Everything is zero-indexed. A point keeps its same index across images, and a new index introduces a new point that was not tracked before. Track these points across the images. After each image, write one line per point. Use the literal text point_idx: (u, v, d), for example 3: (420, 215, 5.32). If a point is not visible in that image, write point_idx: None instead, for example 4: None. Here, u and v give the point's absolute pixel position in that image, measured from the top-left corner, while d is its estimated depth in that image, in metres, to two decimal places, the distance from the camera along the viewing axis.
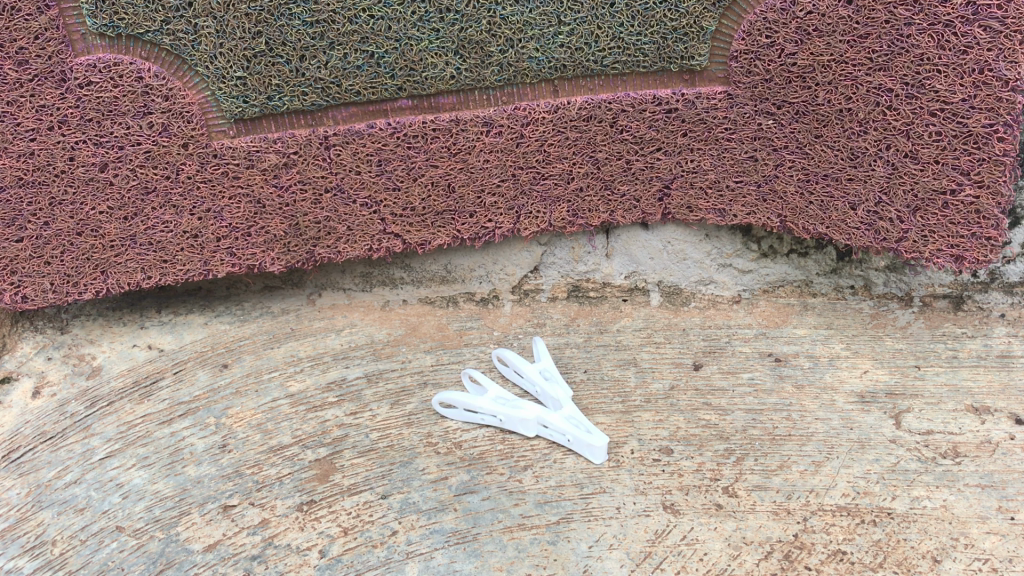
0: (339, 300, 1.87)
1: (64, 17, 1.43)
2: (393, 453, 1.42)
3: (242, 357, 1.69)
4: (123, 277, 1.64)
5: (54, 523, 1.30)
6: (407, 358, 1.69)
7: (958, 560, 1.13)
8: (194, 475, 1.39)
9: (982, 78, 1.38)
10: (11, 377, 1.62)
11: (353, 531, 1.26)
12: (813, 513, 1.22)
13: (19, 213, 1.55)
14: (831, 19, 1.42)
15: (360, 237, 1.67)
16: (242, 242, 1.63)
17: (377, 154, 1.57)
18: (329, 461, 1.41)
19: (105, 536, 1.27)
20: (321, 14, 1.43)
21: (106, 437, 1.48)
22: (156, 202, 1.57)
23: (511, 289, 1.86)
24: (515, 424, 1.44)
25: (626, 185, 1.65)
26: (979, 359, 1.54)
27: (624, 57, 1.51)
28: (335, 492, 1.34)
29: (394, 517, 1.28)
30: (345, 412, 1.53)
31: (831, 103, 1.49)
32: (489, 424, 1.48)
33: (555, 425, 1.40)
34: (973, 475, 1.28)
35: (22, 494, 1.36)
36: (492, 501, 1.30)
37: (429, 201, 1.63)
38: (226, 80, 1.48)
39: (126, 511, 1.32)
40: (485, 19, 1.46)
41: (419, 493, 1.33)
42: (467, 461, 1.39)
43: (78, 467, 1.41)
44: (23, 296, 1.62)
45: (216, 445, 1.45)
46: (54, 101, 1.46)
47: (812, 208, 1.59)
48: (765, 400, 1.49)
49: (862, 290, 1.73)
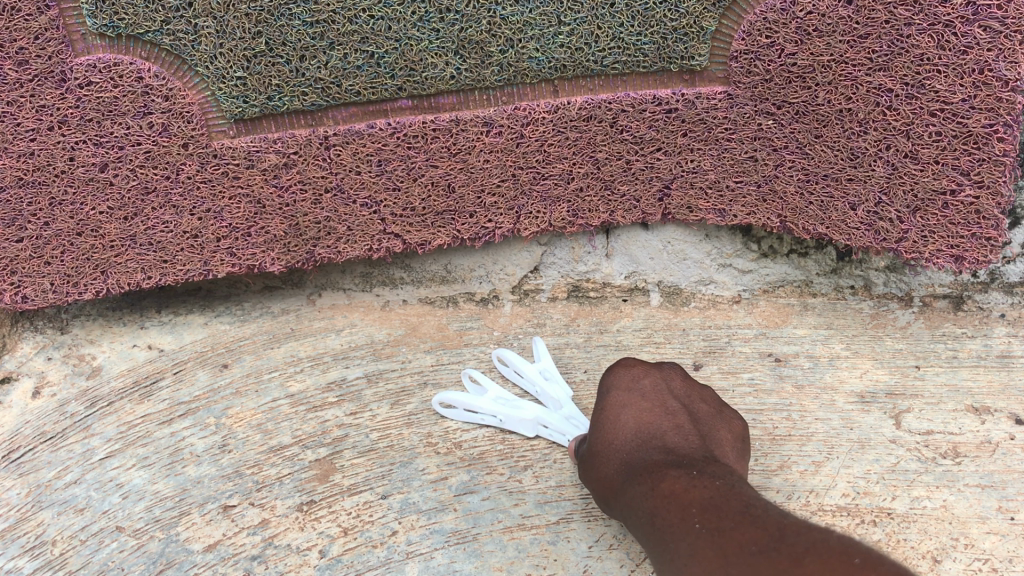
0: (339, 301, 1.80)
1: (64, 17, 1.44)
2: (393, 453, 1.48)
3: (243, 357, 1.67)
4: (123, 277, 1.61)
5: (54, 523, 1.37)
6: (407, 358, 1.68)
7: (958, 560, 1.22)
8: (194, 475, 1.45)
9: (982, 78, 1.39)
10: (11, 377, 1.60)
11: (353, 531, 1.35)
12: (814, 514, 1.32)
13: (20, 213, 1.54)
14: (831, 19, 1.43)
15: (360, 237, 1.64)
16: (242, 242, 1.60)
17: (376, 154, 1.55)
18: (329, 460, 1.47)
19: (105, 536, 1.35)
20: (321, 14, 1.44)
21: (106, 437, 1.51)
22: (156, 202, 1.56)
23: (511, 289, 1.80)
24: (513, 423, 1.47)
25: (626, 185, 1.63)
26: (979, 359, 1.55)
27: (624, 57, 1.51)
28: (335, 492, 1.42)
29: (394, 517, 1.37)
30: (345, 412, 1.56)
31: (831, 103, 1.49)
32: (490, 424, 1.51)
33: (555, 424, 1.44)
34: (973, 475, 1.34)
35: (22, 494, 1.41)
36: (492, 501, 1.39)
37: (429, 201, 1.60)
38: (226, 80, 1.49)
39: (126, 511, 1.39)
40: (485, 19, 1.46)
41: (419, 493, 1.41)
42: (467, 461, 1.46)
43: (79, 467, 1.46)
44: (23, 296, 1.60)
45: (216, 445, 1.50)
46: (55, 101, 1.47)
47: (812, 209, 1.58)
48: (765, 400, 1.53)
49: (862, 290, 1.69)
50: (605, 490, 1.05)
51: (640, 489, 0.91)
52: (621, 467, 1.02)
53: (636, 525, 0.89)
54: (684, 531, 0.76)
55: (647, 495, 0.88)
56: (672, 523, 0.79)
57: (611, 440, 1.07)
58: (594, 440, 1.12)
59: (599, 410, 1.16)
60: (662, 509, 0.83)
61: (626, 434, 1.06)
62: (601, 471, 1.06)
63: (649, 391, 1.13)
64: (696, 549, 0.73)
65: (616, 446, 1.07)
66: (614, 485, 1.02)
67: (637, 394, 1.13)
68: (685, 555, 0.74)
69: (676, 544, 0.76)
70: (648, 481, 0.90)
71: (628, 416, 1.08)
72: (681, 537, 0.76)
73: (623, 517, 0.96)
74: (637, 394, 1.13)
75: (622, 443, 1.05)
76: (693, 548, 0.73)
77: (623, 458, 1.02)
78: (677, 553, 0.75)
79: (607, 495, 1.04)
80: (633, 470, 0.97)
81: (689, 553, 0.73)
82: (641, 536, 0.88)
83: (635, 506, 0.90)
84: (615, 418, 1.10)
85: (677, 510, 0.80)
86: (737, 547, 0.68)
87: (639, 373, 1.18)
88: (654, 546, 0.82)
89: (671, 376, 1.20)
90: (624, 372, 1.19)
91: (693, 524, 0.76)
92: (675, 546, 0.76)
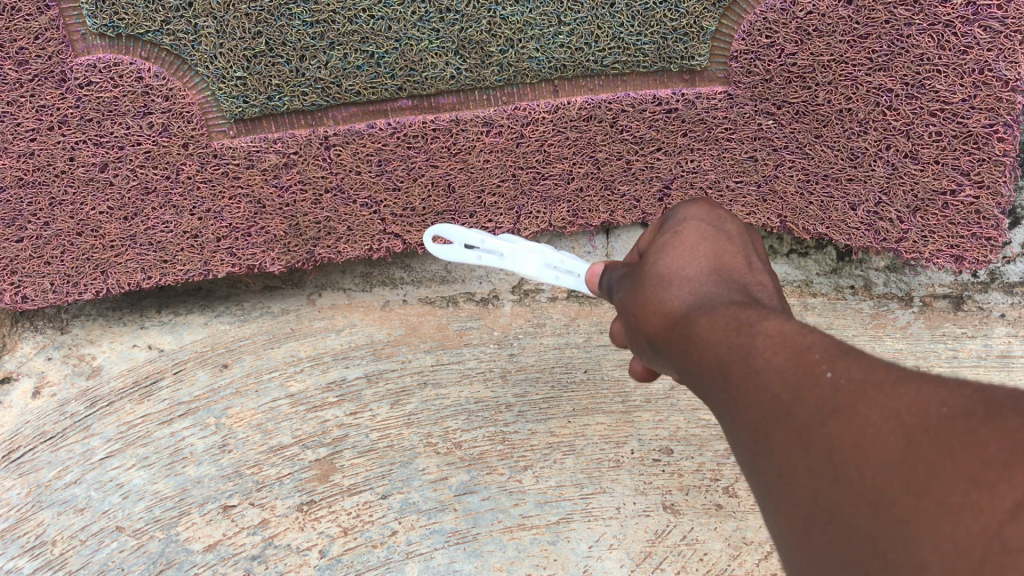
0: (339, 301, 1.72)
1: (64, 17, 1.46)
2: (393, 453, 1.56)
3: (243, 357, 1.64)
4: (123, 277, 1.58)
5: (54, 523, 1.47)
6: (407, 358, 1.65)
7: None
8: (194, 475, 1.53)
9: (982, 78, 1.41)
10: (11, 377, 1.59)
11: (353, 531, 1.49)
12: None
13: (19, 213, 1.53)
14: (831, 19, 1.44)
15: (360, 237, 1.61)
16: (242, 242, 1.58)
17: (376, 154, 1.55)
18: (329, 461, 1.55)
19: (105, 536, 1.47)
20: (321, 14, 1.45)
21: (106, 438, 1.55)
22: (156, 202, 1.54)
23: (511, 289, 1.72)
24: (524, 262, 1.05)
25: (626, 185, 1.60)
26: (979, 359, 1.61)
27: (624, 57, 1.51)
28: (336, 492, 1.52)
29: (394, 517, 1.51)
30: (345, 412, 1.59)
31: (831, 103, 1.49)
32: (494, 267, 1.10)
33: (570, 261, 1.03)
34: None
35: (22, 494, 1.49)
36: (492, 501, 1.52)
37: (429, 201, 1.59)
38: (226, 80, 1.49)
39: (125, 512, 1.49)
40: (485, 19, 1.46)
41: (419, 493, 1.53)
42: (467, 461, 1.55)
43: (78, 467, 1.52)
44: (23, 296, 1.57)
45: (216, 446, 1.56)
46: (55, 101, 1.47)
47: (812, 209, 1.57)
48: None
49: (862, 290, 1.68)
50: (649, 325, 0.82)
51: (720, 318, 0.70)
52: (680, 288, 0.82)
53: (705, 360, 0.68)
54: (811, 379, 0.57)
55: (739, 332, 0.66)
56: (786, 371, 0.59)
57: (674, 265, 0.84)
58: (653, 267, 0.86)
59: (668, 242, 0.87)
60: (766, 351, 0.62)
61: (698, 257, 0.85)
62: (650, 300, 0.83)
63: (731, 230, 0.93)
64: (837, 404, 0.54)
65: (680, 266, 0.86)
66: (671, 317, 0.78)
67: (721, 229, 0.90)
68: (816, 409, 0.55)
69: (795, 399, 0.57)
70: (740, 320, 0.68)
71: (704, 244, 0.87)
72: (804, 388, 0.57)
73: (676, 354, 0.75)
74: (721, 231, 0.89)
75: (693, 272, 0.83)
76: (833, 398, 0.55)
77: (693, 291, 0.79)
78: (801, 410, 0.56)
79: (649, 332, 0.81)
80: (705, 299, 0.77)
81: (825, 412, 0.54)
82: (709, 375, 0.68)
83: (711, 341, 0.68)
84: (689, 255, 0.85)
85: (794, 354, 0.60)
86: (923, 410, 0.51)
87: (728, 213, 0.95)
88: (741, 391, 0.62)
89: (756, 239, 0.95)
90: (709, 215, 0.92)
91: (824, 372, 0.57)
92: (795, 403, 0.57)
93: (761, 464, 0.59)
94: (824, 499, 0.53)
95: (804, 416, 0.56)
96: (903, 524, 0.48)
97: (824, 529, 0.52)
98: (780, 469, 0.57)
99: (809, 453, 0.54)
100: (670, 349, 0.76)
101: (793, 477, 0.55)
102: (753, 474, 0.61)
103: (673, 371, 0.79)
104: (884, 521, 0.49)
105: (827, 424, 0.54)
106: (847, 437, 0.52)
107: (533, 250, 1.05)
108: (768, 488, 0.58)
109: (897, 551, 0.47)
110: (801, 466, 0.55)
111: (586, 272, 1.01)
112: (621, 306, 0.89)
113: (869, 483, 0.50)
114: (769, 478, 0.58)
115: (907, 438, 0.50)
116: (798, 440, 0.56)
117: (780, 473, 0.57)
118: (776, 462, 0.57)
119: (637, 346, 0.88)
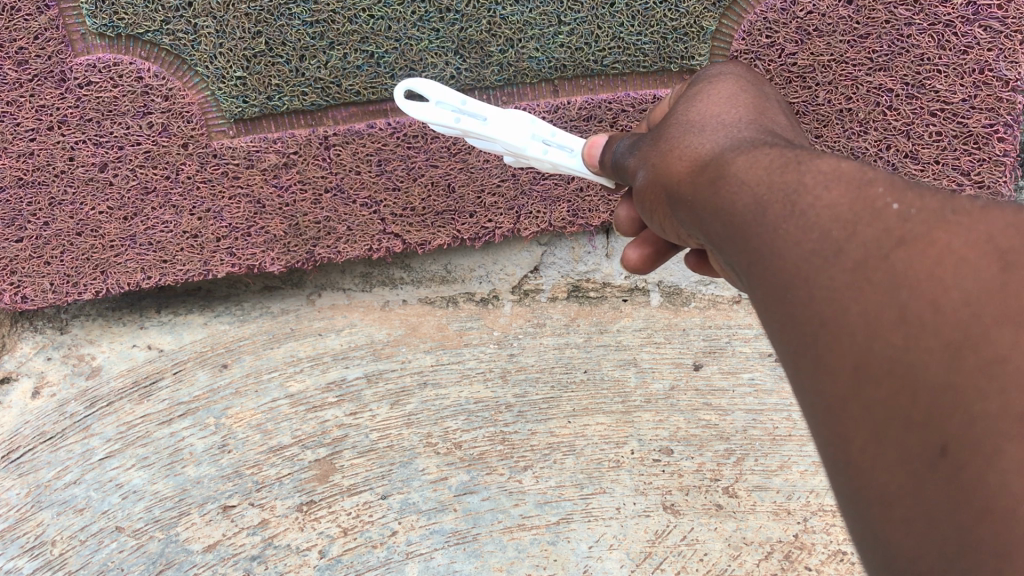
0: (339, 301, 1.70)
1: (64, 17, 1.46)
2: (393, 453, 1.56)
3: (242, 357, 1.64)
4: (123, 277, 1.57)
5: (54, 523, 1.48)
6: (407, 359, 1.65)
7: None
8: (194, 475, 1.54)
9: (982, 78, 1.43)
10: (11, 377, 1.59)
11: (353, 531, 1.51)
12: (813, 514, 1.52)
13: (19, 213, 1.53)
14: (831, 19, 1.44)
15: (360, 237, 1.59)
16: (241, 242, 1.57)
17: (376, 155, 1.54)
18: (329, 461, 1.56)
19: (105, 536, 1.48)
20: (321, 14, 1.45)
21: (106, 438, 1.55)
22: (155, 202, 1.54)
23: (511, 289, 1.71)
24: (507, 130, 0.97)
25: None
26: None
27: (624, 57, 1.50)
28: (335, 492, 1.53)
29: (394, 517, 1.52)
30: (345, 412, 1.59)
31: (831, 103, 1.47)
32: (470, 135, 1.00)
33: (562, 134, 0.97)
34: None
35: (22, 494, 1.50)
36: (492, 501, 1.53)
37: (429, 201, 1.56)
38: (226, 80, 1.49)
39: (126, 512, 1.50)
40: (485, 19, 1.46)
41: (419, 493, 1.54)
42: (467, 461, 1.56)
43: (78, 467, 1.52)
44: (23, 296, 1.56)
45: (216, 446, 1.56)
46: (55, 101, 1.47)
47: None
48: (765, 400, 1.60)
49: None
50: (670, 172, 0.74)
51: (769, 159, 0.62)
52: (713, 134, 0.73)
53: (737, 202, 0.61)
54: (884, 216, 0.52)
55: (785, 169, 0.59)
56: (842, 206, 0.54)
57: (706, 122, 0.77)
58: (682, 125, 0.78)
59: (701, 106, 0.80)
60: (818, 188, 0.56)
61: (733, 112, 0.78)
62: (676, 149, 0.75)
63: (763, 94, 0.86)
64: (912, 235, 0.51)
65: (710, 117, 0.78)
66: (701, 160, 0.70)
67: (751, 93, 0.83)
68: (888, 242, 0.51)
69: (853, 237, 0.52)
70: (789, 157, 0.61)
71: (740, 105, 0.80)
72: (867, 219, 0.52)
73: (701, 199, 0.66)
74: (752, 96, 0.82)
75: (727, 124, 0.75)
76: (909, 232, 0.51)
77: (730, 137, 0.71)
78: (861, 246, 0.51)
79: (673, 181, 0.72)
80: (744, 144, 0.68)
81: (890, 246, 0.51)
82: (740, 221, 0.60)
83: (749, 179, 0.61)
84: (724, 106, 0.79)
85: (848, 187, 0.55)
86: (997, 239, 0.50)
87: (756, 79, 0.88)
88: (782, 234, 0.55)
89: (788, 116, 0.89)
90: (745, 74, 0.88)
91: (887, 205, 0.52)
92: (849, 242, 0.52)
93: (800, 322, 0.53)
94: (885, 347, 0.49)
95: (864, 251, 0.51)
96: (996, 363, 0.48)
97: (881, 382, 0.49)
98: (825, 320, 0.52)
99: (872, 291, 0.50)
100: (693, 198, 0.68)
101: (848, 325, 0.50)
102: (783, 332, 0.55)
103: (689, 231, 0.71)
104: (967, 357, 0.48)
105: (894, 258, 0.50)
106: (923, 272, 0.49)
107: (523, 118, 0.97)
108: (805, 346, 0.53)
109: (980, 392, 0.47)
110: (861, 311, 0.50)
111: (588, 146, 0.95)
112: (636, 166, 0.82)
113: (949, 318, 0.48)
114: (809, 338, 0.53)
115: (996, 267, 0.49)
116: (860, 282, 0.51)
117: (826, 324, 0.51)
118: (826, 309, 0.52)
119: (652, 211, 0.78)
